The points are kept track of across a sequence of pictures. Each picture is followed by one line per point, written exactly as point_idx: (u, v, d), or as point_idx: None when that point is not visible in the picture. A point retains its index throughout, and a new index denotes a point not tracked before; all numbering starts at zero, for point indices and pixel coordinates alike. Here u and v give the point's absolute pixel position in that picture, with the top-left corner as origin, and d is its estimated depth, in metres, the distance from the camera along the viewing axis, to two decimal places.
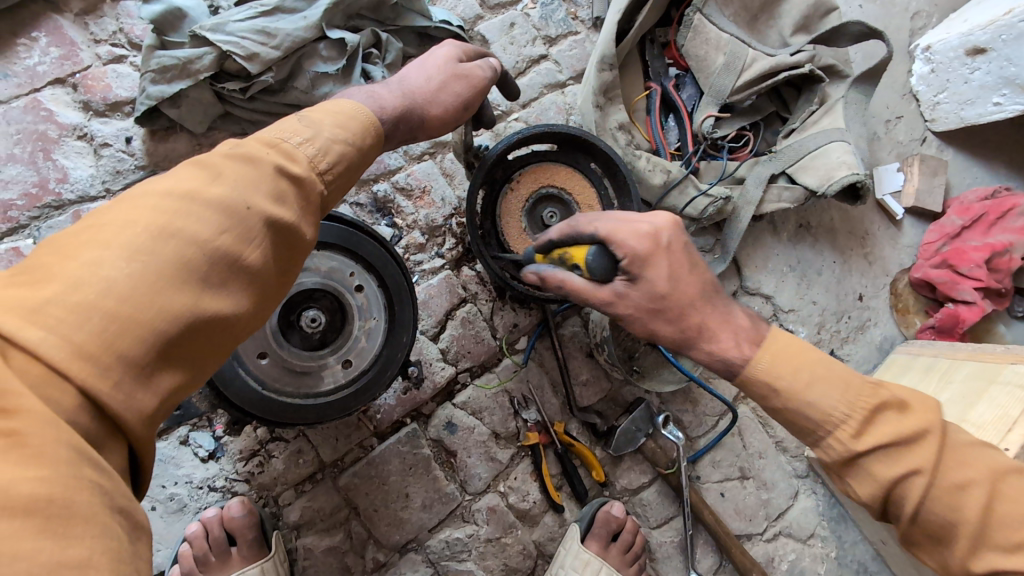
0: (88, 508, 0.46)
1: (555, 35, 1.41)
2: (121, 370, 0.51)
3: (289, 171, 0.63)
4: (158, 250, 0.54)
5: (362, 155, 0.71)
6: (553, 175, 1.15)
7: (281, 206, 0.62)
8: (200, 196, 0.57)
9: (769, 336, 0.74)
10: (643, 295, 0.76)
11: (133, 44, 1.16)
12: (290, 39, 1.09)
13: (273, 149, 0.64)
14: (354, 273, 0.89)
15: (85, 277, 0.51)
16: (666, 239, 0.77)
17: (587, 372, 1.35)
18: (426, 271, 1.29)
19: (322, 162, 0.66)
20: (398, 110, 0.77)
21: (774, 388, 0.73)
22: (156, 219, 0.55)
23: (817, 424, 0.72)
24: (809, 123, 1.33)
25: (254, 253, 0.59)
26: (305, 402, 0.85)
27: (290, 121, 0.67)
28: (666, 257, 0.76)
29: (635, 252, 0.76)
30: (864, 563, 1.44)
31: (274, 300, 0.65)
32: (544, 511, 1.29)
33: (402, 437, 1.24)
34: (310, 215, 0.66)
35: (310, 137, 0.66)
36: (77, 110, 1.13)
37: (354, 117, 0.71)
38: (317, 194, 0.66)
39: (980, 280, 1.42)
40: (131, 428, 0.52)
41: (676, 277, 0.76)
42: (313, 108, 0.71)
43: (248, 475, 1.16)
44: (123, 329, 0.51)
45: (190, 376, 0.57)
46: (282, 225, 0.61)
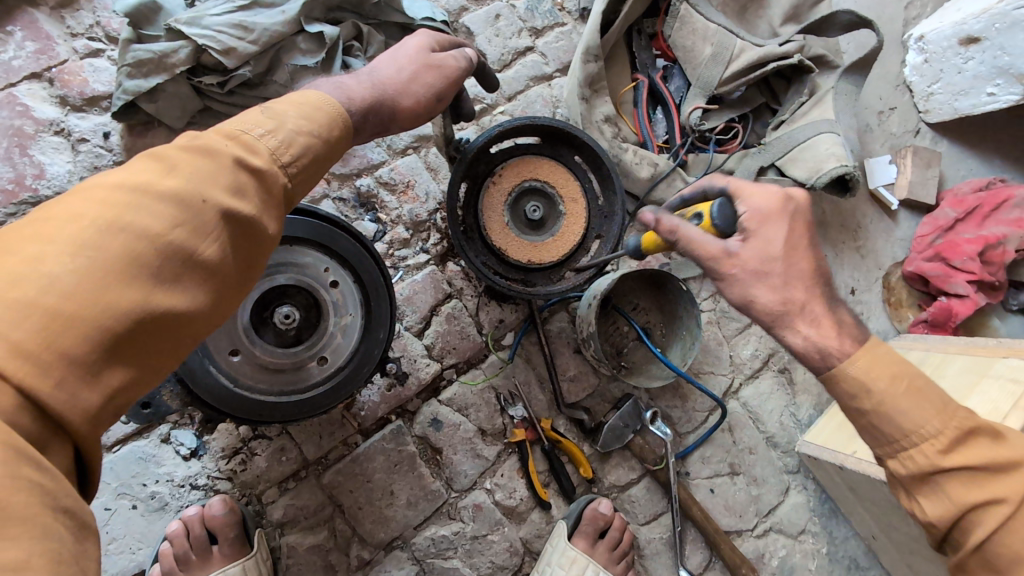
0: (26, 510, 0.45)
1: (541, 27, 1.39)
2: (64, 369, 0.50)
3: (248, 163, 0.62)
4: (106, 244, 0.53)
5: (329, 148, 0.69)
6: (537, 169, 1.13)
7: (240, 199, 0.60)
8: (153, 188, 0.56)
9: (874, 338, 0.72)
10: (756, 254, 0.72)
11: (110, 38, 1.15)
12: (268, 33, 1.08)
13: (233, 141, 0.62)
14: (329, 268, 0.87)
15: (28, 272, 0.50)
16: (796, 206, 0.74)
17: (574, 368, 1.34)
18: (411, 266, 1.28)
19: (285, 154, 0.65)
20: (368, 102, 0.76)
21: (866, 389, 0.70)
22: (106, 213, 0.54)
23: (904, 434, 0.69)
24: (799, 114, 1.31)
25: (210, 248, 0.58)
26: (279, 399, 0.83)
27: (253, 113, 0.66)
28: (793, 225, 0.73)
29: (761, 209, 0.73)
30: (856, 559, 1.43)
31: (235, 296, 0.64)
32: (531, 508, 1.28)
33: (386, 435, 1.23)
34: (273, 209, 0.64)
35: (273, 128, 0.64)
36: (54, 105, 1.11)
37: (321, 108, 0.69)
38: (279, 187, 0.64)
39: (973, 273, 1.40)
40: (76, 428, 0.51)
41: (793, 247, 0.73)
42: (278, 99, 0.69)
43: (230, 472, 1.15)
44: (66, 326, 0.50)
45: (143, 374, 0.56)
46: (240, 219, 0.60)
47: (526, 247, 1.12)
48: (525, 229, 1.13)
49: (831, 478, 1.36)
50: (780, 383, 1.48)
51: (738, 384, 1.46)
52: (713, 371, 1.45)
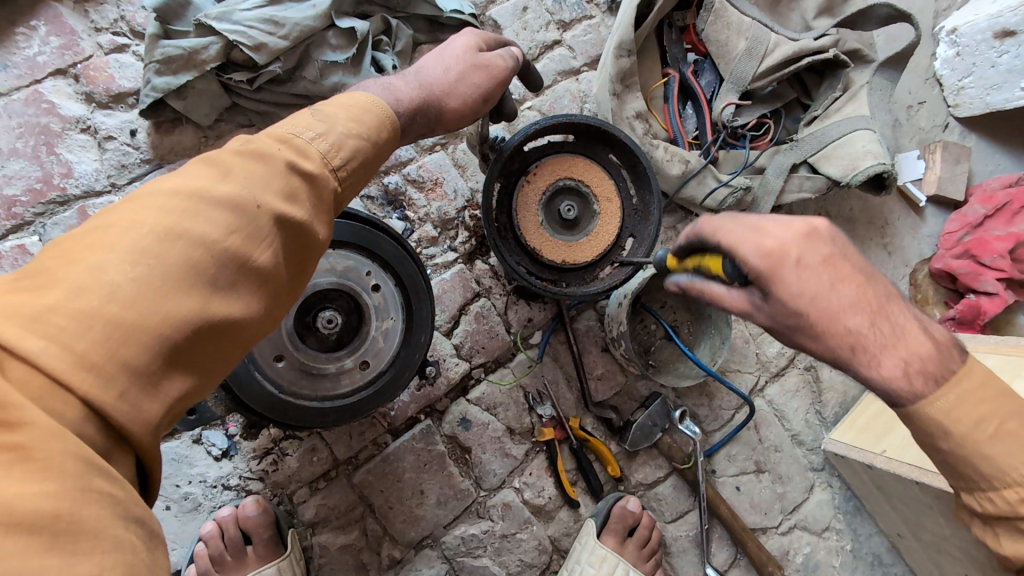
0: (99, 523, 0.44)
1: (569, 20, 1.36)
2: (126, 380, 0.48)
3: (301, 167, 0.60)
4: (164, 252, 0.51)
5: (377, 150, 0.67)
6: (571, 167, 1.11)
7: (293, 203, 0.59)
8: (208, 194, 0.55)
9: (960, 369, 0.60)
10: (778, 309, 0.63)
11: (135, 33, 1.12)
12: (298, 28, 1.06)
13: (285, 144, 0.61)
14: (370, 272, 0.86)
15: (88, 281, 0.48)
16: (795, 255, 0.61)
17: (602, 366, 1.33)
18: (439, 265, 1.26)
19: (335, 157, 0.63)
20: (415, 102, 0.74)
21: (944, 430, 0.61)
22: (163, 219, 0.52)
23: (985, 475, 0.62)
24: (833, 109, 1.28)
25: (265, 254, 0.57)
26: (323, 404, 0.83)
27: (303, 116, 0.64)
28: (795, 274, 0.61)
29: (757, 273, 0.63)
30: (879, 556, 1.43)
31: (287, 302, 0.62)
32: (559, 507, 1.28)
33: (416, 434, 1.22)
34: (323, 214, 0.63)
35: (323, 132, 0.63)
36: (80, 102, 1.09)
37: (369, 109, 0.67)
38: (330, 191, 0.63)
39: (1003, 270, 1.39)
40: (139, 440, 0.50)
41: (816, 293, 0.61)
42: (326, 101, 0.67)
43: (262, 473, 1.15)
44: (128, 336, 0.48)
45: (201, 383, 0.54)
46: (294, 225, 0.59)
47: (560, 247, 1.10)
48: (559, 229, 1.11)
49: (857, 476, 1.36)
50: (806, 381, 1.48)
51: (764, 382, 1.46)
52: (740, 369, 1.44)
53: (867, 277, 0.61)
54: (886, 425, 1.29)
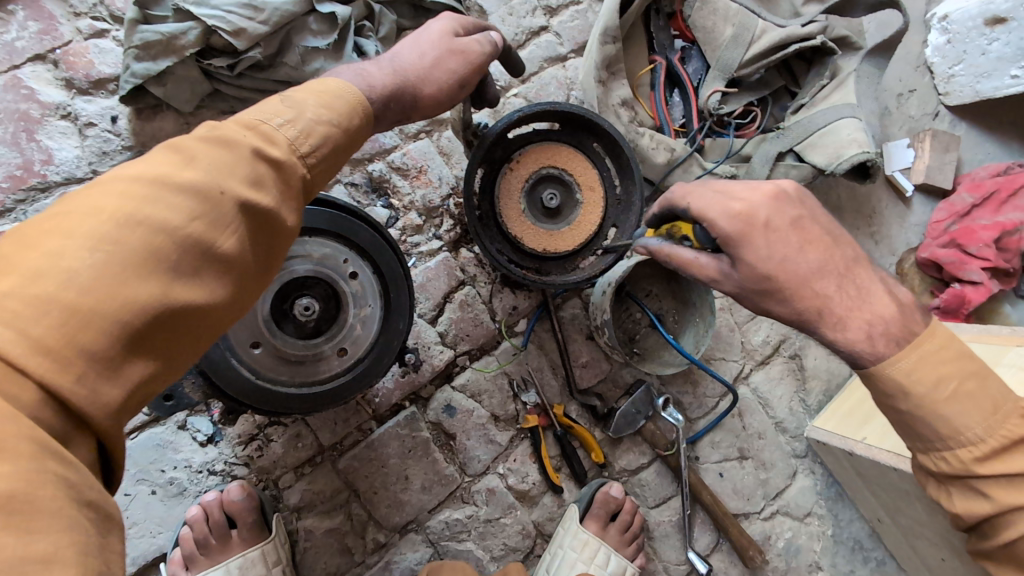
0: (53, 503, 0.44)
1: (556, 5, 1.35)
2: (84, 365, 0.48)
3: (267, 154, 0.60)
4: (124, 238, 0.51)
5: (349, 137, 0.67)
6: (554, 155, 1.11)
7: (258, 190, 0.59)
8: (170, 180, 0.54)
9: (924, 332, 0.67)
10: (744, 275, 0.70)
11: (115, 18, 1.11)
12: (278, 13, 1.04)
13: (252, 131, 0.60)
14: (348, 259, 0.86)
15: (46, 267, 0.48)
16: (764, 217, 0.68)
17: (586, 354, 1.34)
18: (424, 253, 1.26)
19: (303, 145, 0.63)
20: (388, 89, 0.74)
21: (903, 392, 0.67)
22: (122, 206, 0.52)
23: (939, 435, 0.67)
24: (819, 98, 1.27)
25: (228, 240, 0.57)
26: (300, 391, 0.83)
27: (272, 102, 0.64)
28: (763, 238, 0.68)
29: (728, 236, 0.69)
30: (860, 541, 1.45)
31: (254, 288, 0.62)
32: (543, 492, 1.29)
33: (400, 420, 1.24)
34: (291, 201, 0.63)
35: (291, 118, 0.62)
36: (59, 88, 1.09)
37: (341, 96, 0.67)
38: (298, 178, 0.63)
39: (988, 260, 1.40)
40: (99, 424, 0.50)
41: (785, 257, 0.68)
42: (298, 87, 0.67)
43: (247, 458, 1.16)
44: (86, 322, 0.48)
45: (165, 368, 0.55)
46: (259, 211, 0.59)
47: (542, 235, 1.11)
48: (540, 217, 1.11)
49: (838, 463, 1.38)
50: (790, 369, 1.49)
51: (749, 369, 1.47)
52: (724, 357, 1.45)
53: (840, 244, 0.70)
54: (864, 416, 1.30)
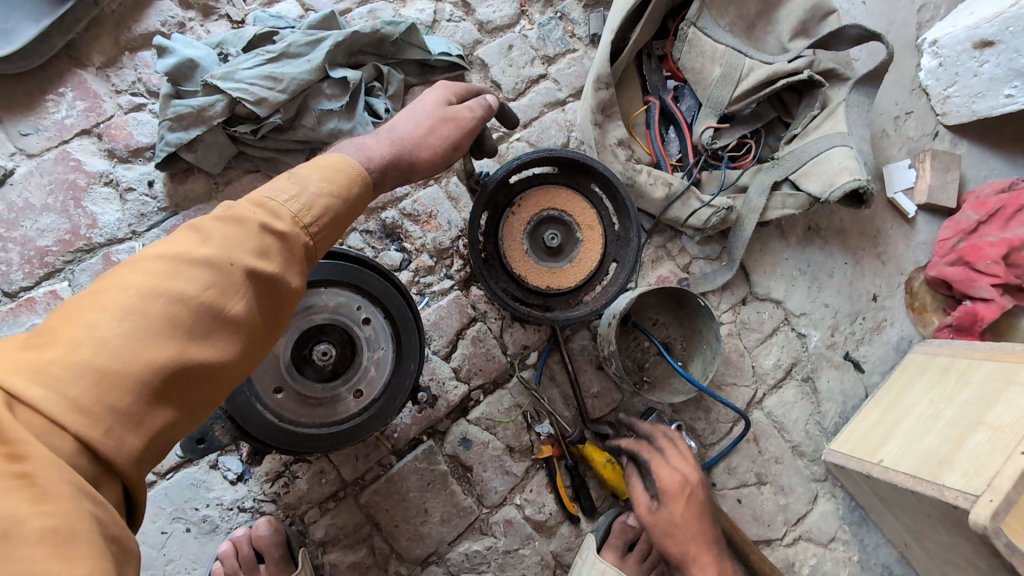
0: (88, 535, 0.50)
1: (553, 54, 1.43)
2: (111, 419, 0.55)
3: (274, 227, 0.67)
4: (146, 308, 0.58)
5: (349, 206, 0.74)
6: (553, 198, 1.18)
7: (266, 259, 0.66)
8: (189, 256, 0.62)
9: None
10: (663, 523, 1.10)
11: (151, 93, 1.23)
12: (295, 82, 1.15)
13: (261, 208, 0.68)
14: (362, 306, 0.93)
15: (82, 337, 0.56)
16: (688, 481, 1.11)
17: (597, 385, 1.38)
18: (436, 293, 1.33)
19: (307, 217, 0.70)
20: (385, 159, 0.81)
21: None
22: (147, 280, 0.59)
23: None
24: (811, 128, 1.33)
25: (238, 304, 0.63)
26: (320, 431, 0.89)
27: (281, 179, 0.71)
28: (676, 506, 1.10)
29: (665, 487, 1.11)
30: (888, 566, 1.43)
31: (264, 345, 0.69)
32: (560, 522, 1.32)
33: (418, 454, 1.28)
34: (296, 265, 0.69)
35: (297, 193, 0.70)
36: (103, 158, 1.20)
37: (340, 170, 0.74)
38: (302, 246, 0.70)
39: (998, 276, 1.40)
40: (123, 469, 0.57)
41: (684, 522, 1.10)
42: (304, 164, 0.74)
43: (274, 495, 1.22)
44: (114, 383, 0.55)
45: (184, 419, 0.61)
46: (266, 277, 0.66)
47: (545, 274, 1.17)
48: (544, 256, 1.17)
49: (857, 486, 1.37)
50: (804, 392, 1.49)
51: (762, 394, 1.48)
52: (735, 383, 1.46)
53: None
54: (886, 431, 1.32)
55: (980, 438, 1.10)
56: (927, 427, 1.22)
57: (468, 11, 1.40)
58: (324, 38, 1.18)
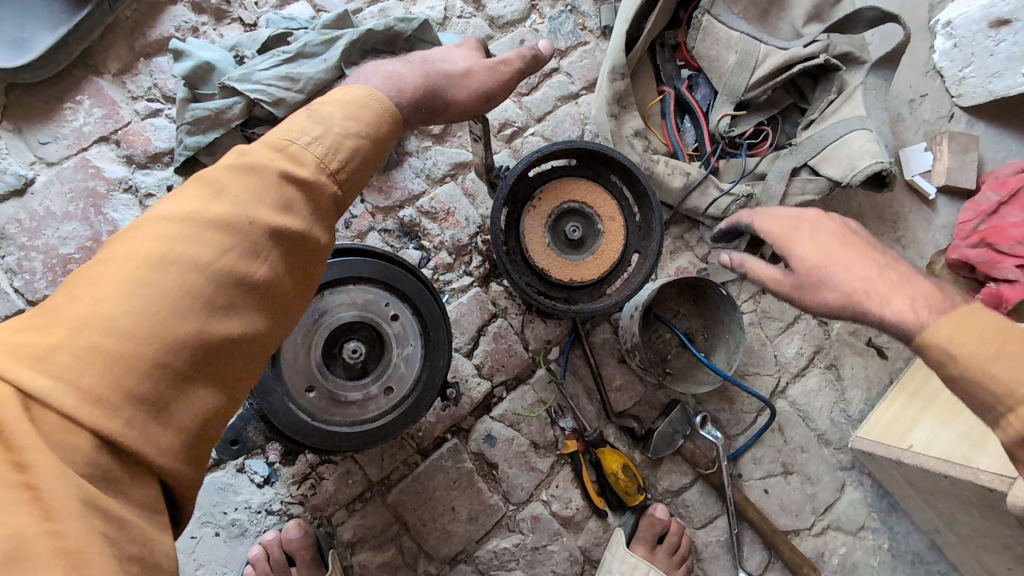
0: (101, 560, 0.47)
1: (565, 47, 1.43)
2: (132, 408, 0.51)
3: (295, 176, 0.63)
4: (159, 279, 0.54)
5: (377, 146, 0.70)
6: (574, 190, 1.17)
7: (287, 215, 0.62)
8: (202, 217, 0.58)
9: (965, 345, 0.66)
10: (791, 282, 0.81)
11: (167, 97, 1.23)
12: (313, 82, 1.14)
13: (278, 155, 0.63)
14: (389, 303, 0.92)
15: (90, 318, 0.52)
16: (806, 225, 0.81)
17: (620, 378, 1.37)
18: (456, 289, 1.32)
19: (331, 161, 0.65)
20: (419, 92, 0.80)
21: (991, 408, 0.65)
22: (157, 248, 0.55)
23: (996, 398, 0.65)
24: (829, 113, 1.31)
25: (260, 267, 0.59)
26: (352, 429, 0.88)
27: (299, 118, 0.67)
28: (806, 246, 0.79)
29: (778, 238, 0.82)
30: (919, 554, 1.41)
31: (294, 310, 0.65)
32: (587, 517, 1.31)
33: (444, 452, 1.28)
34: (322, 219, 0.65)
35: (318, 136, 0.65)
36: (122, 165, 1.20)
37: (368, 106, 0.70)
38: (327, 195, 0.65)
39: (1022, 256, 1.38)
40: (152, 461, 0.53)
41: (829, 254, 0.77)
42: (321, 98, 0.70)
43: (301, 497, 1.22)
44: (130, 366, 0.51)
45: (213, 396, 0.57)
46: (288, 234, 0.61)
47: (567, 267, 1.16)
48: (565, 249, 1.17)
49: (886, 473, 1.35)
50: (828, 380, 1.48)
51: (785, 383, 1.46)
52: (758, 372, 1.45)
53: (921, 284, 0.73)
54: (911, 420, 1.29)
55: None
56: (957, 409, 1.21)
57: (479, 6, 1.40)
58: (339, 37, 1.18)
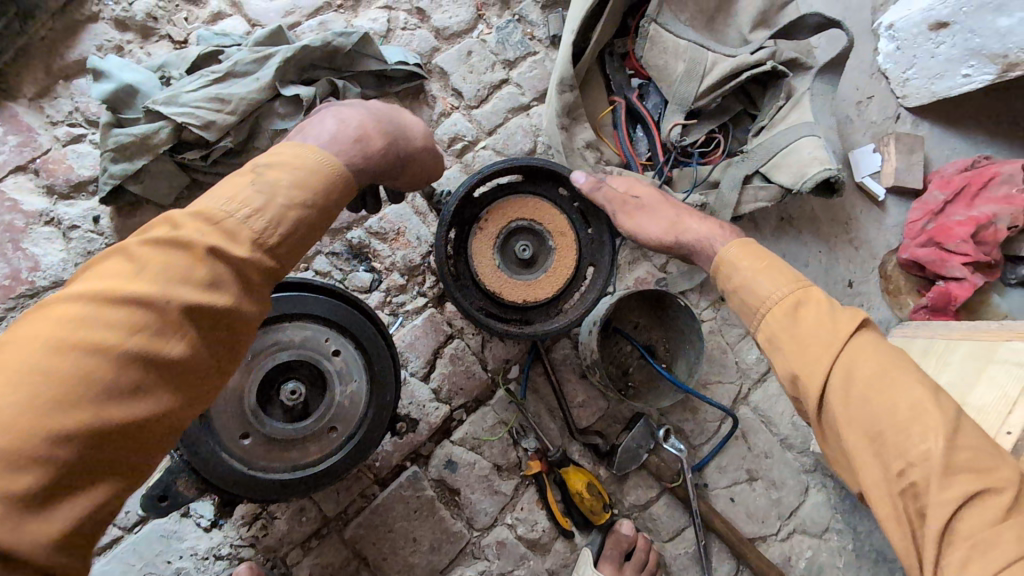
0: None
1: (514, 58, 1.39)
2: (9, 508, 0.48)
3: (227, 250, 0.61)
4: (60, 364, 0.52)
5: (323, 215, 0.69)
6: (522, 208, 1.13)
7: (212, 292, 0.59)
8: (115, 296, 0.55)
9: (747, 268, 0.84)
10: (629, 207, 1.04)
11: (90, 121, 1.16)
12: (244, 102, 1.09)
13: (214, 227, 0.61)
14: (329, 338, 0.87)
15: None
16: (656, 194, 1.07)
17: (582, 394, 1.34)
18: (410, 311, 1.28)
19: (270, 235, 0.64)
20: (382, 150, 0.79)
21: (753, 313, 0.82)
22: (62, 330, 0.53)
23: (758, 304, 0.81)
24: (778, 119, 1.32)
25: (175, 349, 0.57)
26: (294, 475, 0.84)
27: (243, 185, 0.64)
28: (654, 208, 1.04)
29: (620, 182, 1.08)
30: (883, 552, 1.43)
31: (214, 390, 0.62)
32: (554, 539, 1.28)
33: (403, 482, 1.23)
34: (250, 295, 0.63)
35: (259, 207, 0.63)
36: (42, 196, 1.12)
37: (317, 172, 0.69)
38: (260, 270, 0.63)
39: (967, 255, 1.40)
40: (31, 564, 0.49)
41: (664, 214, 1.02)
42: (273, 161, 0.68)
43: (253, 539, 1.16)
44: (12, 460, 0.48)
45: (107, 490, 0.54)
46: (211, 312, 0.59)
47: (519, 287, 1.12)
48: (516, 269, 1.14)
49: None
50: None
51: (747, 390, 1.46)
52: (720, 380, 1.44)
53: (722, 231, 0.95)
54: None
55: None
56: None
57: (423, 17, 1.36)
58: (272, 55, 1.13)
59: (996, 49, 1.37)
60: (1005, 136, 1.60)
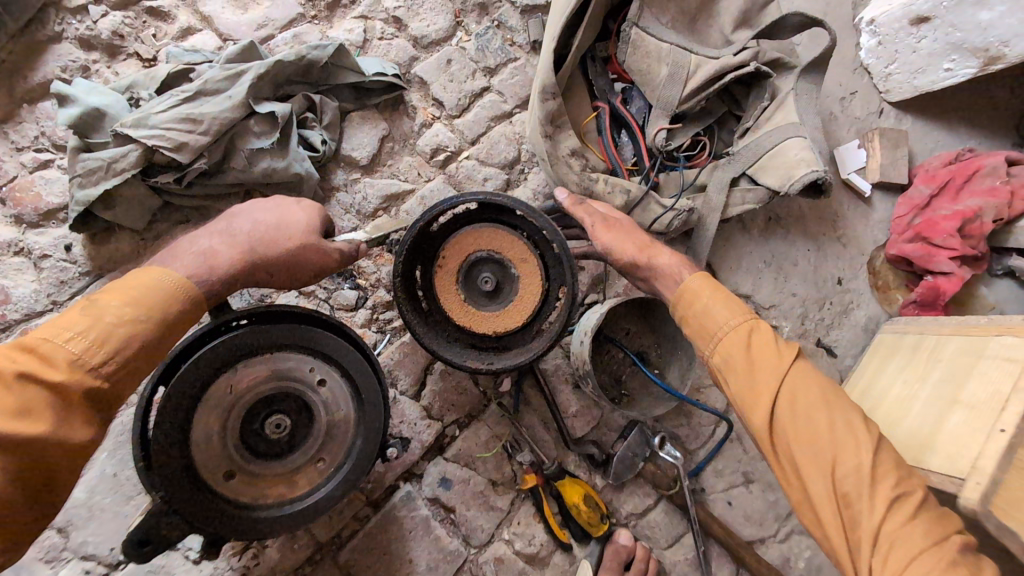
0: None
1: (494, 65, 1.36)
2: None
3: (44, 378, 0.66)
4: None
5: (159, 333, 0.75)
6: (490, 238, 1.11)
7: (27, 420, 0.65)
8: None
9: (705, 295, 0.88)
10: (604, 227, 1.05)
11: (57, 146, 1.12)
12: (217, 122, 1.05)
13: (29, 355, 0.67)
14: (314, 367, 0.86)
15: None
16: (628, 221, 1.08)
17: (576, 404, 1.33)
18: (398, 328, 1.26)
19: (93, 356, 0.70)
20: (234, 269, 0.83)
21: (706, 339, 0.87)
22: None
23: (710, 332, 0.86)
24: (762, 120, 1.30)
25: None
26: (281, 510, 0.83)
27: (72, 314, 0.72)
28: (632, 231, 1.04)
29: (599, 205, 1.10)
30: None
31: (30, 515, 0.67)
32: (552, 551, 1.27)
33: (397, 502, 1.22)
34: (73, 417, 0.69)
35: (80, 331, 0.70)
36: (10, 225, 1.09)
37: (155, 288, 0.76)
38: (80, 393, 0.69)
39: (955, 249, 1.40)
40: None
41: (639, 239, 1.03)
42: (109, 287, 0.75)
43: (245, 568, 1.14)
44: None
45: None
46: (23, 440, 0.64)
47: (487, 318, 1.10)
48: (484, 299, 1.12)
49: None
50: None
51: None
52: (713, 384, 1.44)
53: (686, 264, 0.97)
54: None
55: (958, 418, 1.09)
56: (906, 408, 1.22)
57: (400, 26, 1.32)
58: (244, 73, 1.10)
59: (978, 43, 1.37)
60: (987, 127, 1.60)
